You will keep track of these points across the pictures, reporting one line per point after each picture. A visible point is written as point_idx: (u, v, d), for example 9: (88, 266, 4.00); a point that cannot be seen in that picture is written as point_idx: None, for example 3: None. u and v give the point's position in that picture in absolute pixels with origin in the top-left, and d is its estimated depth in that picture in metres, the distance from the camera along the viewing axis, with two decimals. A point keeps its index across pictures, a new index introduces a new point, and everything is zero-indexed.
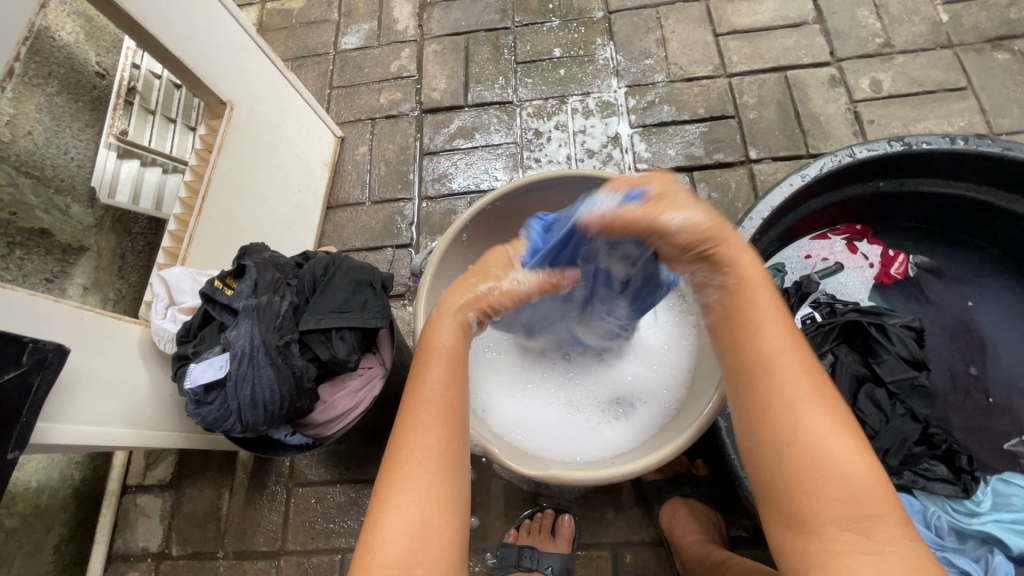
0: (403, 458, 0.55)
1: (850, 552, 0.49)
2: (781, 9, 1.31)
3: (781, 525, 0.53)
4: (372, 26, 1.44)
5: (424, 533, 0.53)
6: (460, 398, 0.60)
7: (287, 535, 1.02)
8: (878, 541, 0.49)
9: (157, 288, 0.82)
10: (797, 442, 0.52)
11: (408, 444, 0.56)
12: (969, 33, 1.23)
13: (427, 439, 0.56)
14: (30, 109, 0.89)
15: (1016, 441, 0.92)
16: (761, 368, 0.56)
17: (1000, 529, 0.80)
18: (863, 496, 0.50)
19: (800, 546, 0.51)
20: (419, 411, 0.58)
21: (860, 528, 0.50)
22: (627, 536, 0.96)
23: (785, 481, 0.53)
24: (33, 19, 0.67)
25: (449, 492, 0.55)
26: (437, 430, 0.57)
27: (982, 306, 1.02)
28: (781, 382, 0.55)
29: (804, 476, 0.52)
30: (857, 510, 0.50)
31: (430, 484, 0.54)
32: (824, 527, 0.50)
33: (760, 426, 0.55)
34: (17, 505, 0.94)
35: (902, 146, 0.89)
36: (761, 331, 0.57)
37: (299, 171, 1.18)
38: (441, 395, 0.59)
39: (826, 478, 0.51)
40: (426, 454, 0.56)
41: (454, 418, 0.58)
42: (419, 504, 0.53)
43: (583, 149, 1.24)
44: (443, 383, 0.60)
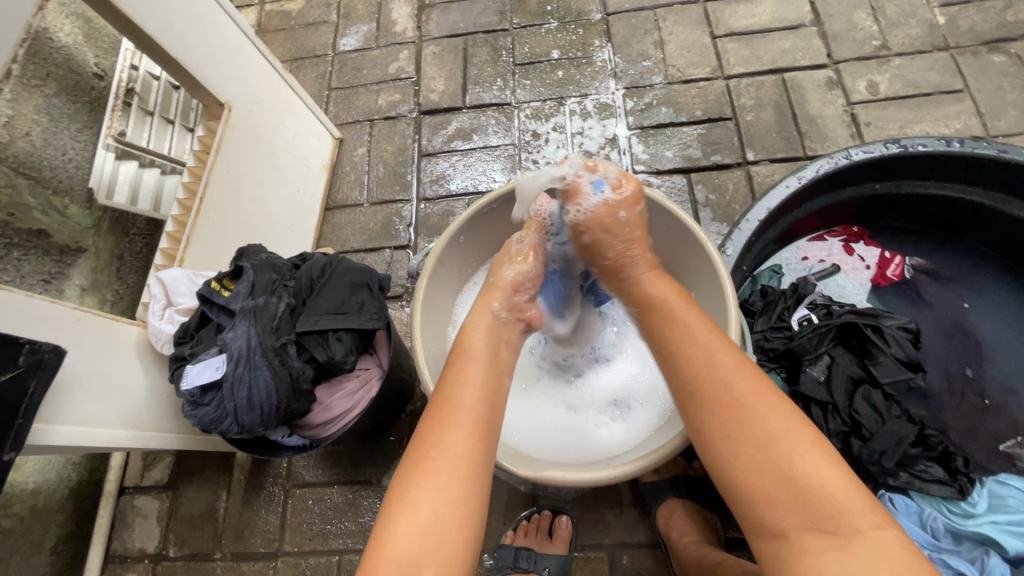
0: (423, 457, 0.56)
1: (818, 551, 0.50)
2: (778, 11, 1.32)
3: (755, 529, 0.54)
4: (371, 28, 1.44)
5: (438, 531, 0.53)
6: (488, 405, 0.61)
7: (284, 536, 1.02)
8: (846, 537, 0.50)
9: (154, 289, 0.82)
10: (749, 451, 0.55)
11: (427, 444, 0.57)
12: (965, 36, 1.23)
13: (451, 439, 0.57)
14: (28, 110, 0.89)
15: (1011, 442, 0.93)
16: (700, 377, 0.60)
17: (995, 531, 0.80)
18: (828, 497, 0.51)
19: (775, 553, 0.53)
20: (438, 412, 0.59)
21: (826, 526, 0.51)
22: (624, 537, 0.96)
23: (741, 484, 0.55)
24: (31, 21, 0.67)
25: (467, 492, 0.55)
26: (463, 433, 0.58)
27: (978, 307, 1.03)
28: (722, 387, 0.58)
29: (757, 475, 0.54)
30: (817, 509, 0.51)
31: (450, 483, 0.55)
32: (789, 530, 0.52)
33: (707, 433, 0.58)
34: (14, 506, 0.94)
35: (898, 148, 0.90)
36: (696, 340, 0.62)
37: (297, 173, 1.18)
38: (469, 401, 0.60)
39: (780, 477, 0.53)
40: (448, 453, 0.56)
41: (477, 420, 0.59)
42: (438, 502, 0.54)
43: (581, 150, 1.24)
44: (474, 389, 0.62)
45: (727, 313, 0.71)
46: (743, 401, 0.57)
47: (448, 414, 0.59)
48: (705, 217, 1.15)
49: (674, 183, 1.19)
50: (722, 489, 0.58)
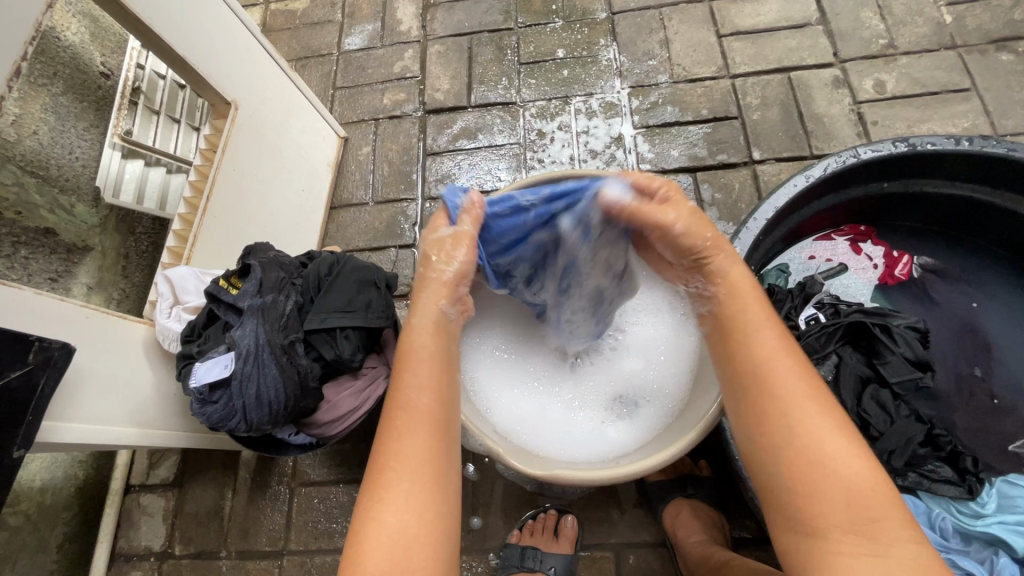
0: (383, 468, 0.56)
1: (851, 553, 0.50)
2: (784, 10, 1.31)
3: (787, 526, 0.54)
4: (376, 27, 1.44)
5: (408, 541, 0.53)
6: (443, 402, 0.60)
7: (290, 535, 1.02)
8: (881, 543, 0.50)
9: (161, 287, 0.81)
10: (800, 450, 0.54)
11: (389, 455, 0.56)
12: (973, 34, 1.23)
13: (408, 447, 0.57)
14: (36, 108, 0.90)
15: (1021, 442, 0.92)
16: (758, 372, 0.58)
17: (1005, 531, 0.79)
18: (870, 501, 0.51)
19: (807, 550, 0.52)
20: (395, 421, 0.58)
21: (862, 529, 0.50)
22: (630, 537, 0.96)
23: (786, 483, 0.54)
24: (39, 18, 0.67)
25: (431, 498, 0.55)
26: (421, 438, 0.57)
27: (987, 307, 1.02)
28: (777, 383, 0.57)
29: (802, 477, 0.53)
30: (856, 512, 0.51)
31: (415, 491, 0.55)
32: (828, 530, 0.51)
33: (760, 431, 0.57)
34: (22, 504, 0.94)
35: (907, 146, 0.89)
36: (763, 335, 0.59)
37: (303, 172, 1.18)
38: (421, 402, 0.59)
39: (824, 479, 0.52)
40: (406, 463, 0.56)
41: (434, 426, 0.58)
42: (403, 510, 0.54)
43: (586, 149, 1.24)
44: (426, 388, 0.60)
45: None
46: (797, 403, 0.55)
47: (406, 422, 0.58)
48: (712, 216, 1.15)
49: (680, 182, 1.18)
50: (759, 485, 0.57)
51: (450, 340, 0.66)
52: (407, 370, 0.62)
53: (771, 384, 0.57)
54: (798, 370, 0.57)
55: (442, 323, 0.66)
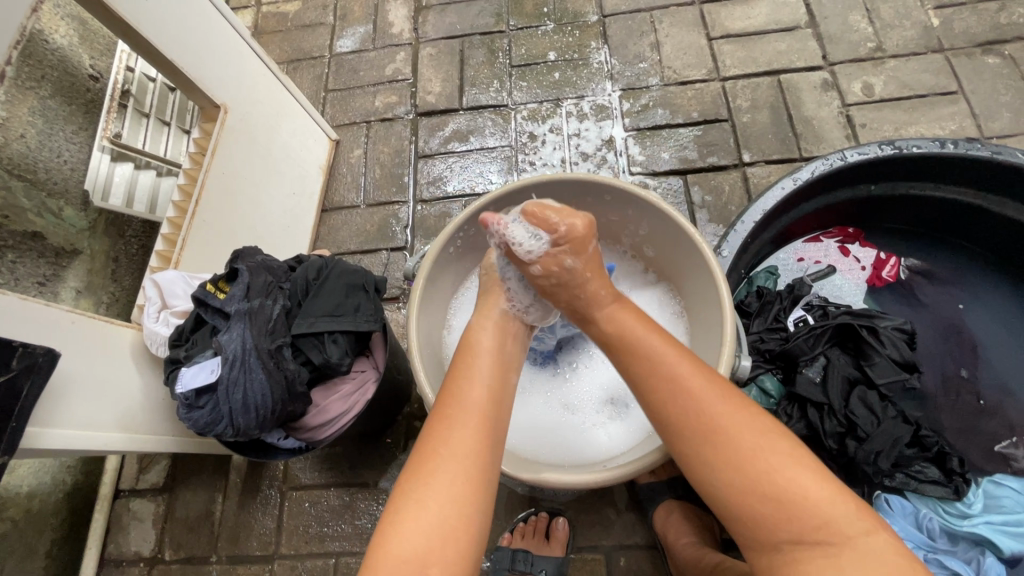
0: (429, 454, 0.55)
1: (812, 557, 0.51)
2: (774, 13, 1.32)
3: (752, 549, 0.55)
4: (368, 30, 1.44)
5: (445, 531, 0.52)
6: (494, 404, 0.61)
7: (281, 539, 1.02)
8: (837, 545, 0.51)
9: (150, 291, 0.82)
10: (731, 468, 0.55)
11: (434, 443, 0.56)
12: (960, 38, 1.24)
13: (456, 438, 0.56)
14: (24, 111, 0.89)
15: (1006, 443, 0.93)
16: (674, 395, 0.59)
17: (991, 531, 0.80)
18: (810, 504, 0.52)
19: (778, 563, 0.53)
20: (440, 413, 0.59)
21: (815, 538, 0.51)
22: (621, 539, 0.96)
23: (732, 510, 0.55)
24: (25, 23, 0.67)
25: (474, 490, 0.54)
26: (467, 430, 0.57)
27: (972, 309, 1.03)
28: (694, 408, 0.58)
29: (745, 495, 0.54)
30: (810, 518, 0.52)
31: (457, 482, 0.54)
32: (780, 541, 0.53)
33: (693, 458, 0.57)
34: (9, 510, 0.93)
35: (893, 150, 0.90)
36: (659, 361, 0.61)
37: (294, 174, 1.17)
38: (473, 397, 0.60)
39: (762, 489, 0.53)
40: (455, 453, 0.55)
41: (483, 421, 0.58)
42: (446, 501, 0.53)
43: (577, 152, 1.24)
44: (478, 385, 0.61)
45: (725, 317, 0.71)
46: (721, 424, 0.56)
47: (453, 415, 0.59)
48: (702, 218, 1.15)
49: (671, 184, 1.19)
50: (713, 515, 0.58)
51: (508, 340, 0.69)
52: (463, 367, 0.63)
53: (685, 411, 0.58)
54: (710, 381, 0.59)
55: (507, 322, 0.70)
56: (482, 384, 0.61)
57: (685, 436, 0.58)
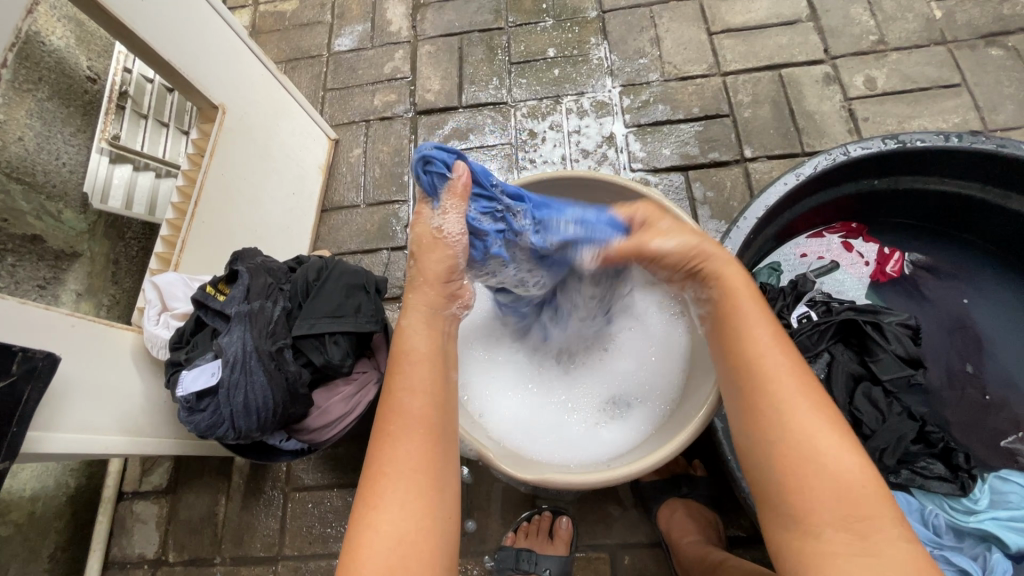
0: (379, 475, 0.53)
1: (845, 552, 0.49)
2: (774, 6, 1.31)
3: (779, 526, 0.53)
4: (366, 28, 1.43)
5: (406, 551, 0.50)
6: (435, 406, 0.58)
7: (284, 540, 1.02)
8: (873, 543, 0.49)
9: (150, 293, 0.81)
10: (795, 441, 0.53)
11: (383, 461, 0.54)
12: (963, 30, 1.23)
13: (400, 454, 0.54)
14: (21, 114, 0.89)
15: (1013, 438, 0.92)
16: (755, 365, 0.57)
17: (999, 528, 0.79)
18: (861, 497, 0.50)
19: (801, 548, 0.51)
20: (385, 427, 0.56)
21: (857, 525, 0.50)
22: (626, 537, 0.96)
23: (777, 473, 0.53)
24: (20, 25, 0.67)
25: (427, 506, 0.53)
26: (414, 444, 0.55)
27: (978, 303, 1.02)
28: (774, 380, 0.56)
29: (798, 472, 0.52)
30: (850, 511, 0.50)
31: (410, 500, 0.52)
32: (821, 527, 0.50)
33: (756, 425, 0.56)
34: (12, 513, 0.93)
35: (896, 144, 0.89)
36: (752, 327, 0.59)
37: (293, 174, 1.17)
38: (415, 407, 0.57)
39: (817, 471, 0.52)
40: (402, 468, 0.53)
41: (430, 431, 0.56)
42: (400, 518, 0.51)
43: (577, 149, 1.23)
44: (421, 392, 0.58)
45: None
46: (785, 386, 0.56)
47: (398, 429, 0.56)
48: (703, 215, 1.15)
49: (672, 181, 1.18)
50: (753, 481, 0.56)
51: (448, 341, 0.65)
52: (397, 377, 0.59)
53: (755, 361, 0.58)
54: (790, 360, 0.57)
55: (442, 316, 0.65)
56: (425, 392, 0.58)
57: (756, 402, 0.56)
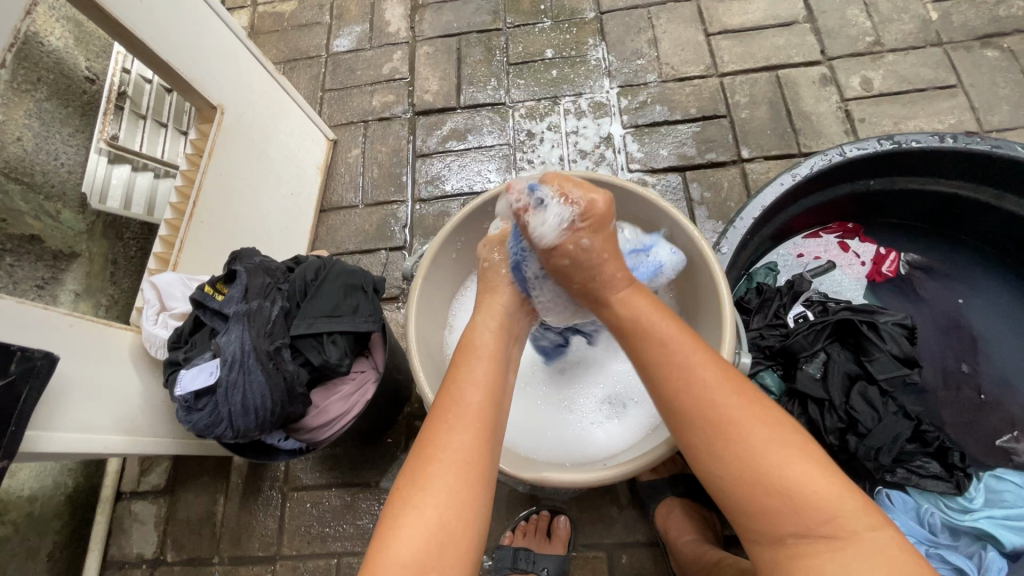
0: (431, 457, 0.54)
1: (813, 554, 0.50)
2: (771, 8, 1.32)
3: (750, 539, 0.54)
4: (364, 29, 1.44)
5: (449, 534, 0.51)
6: (493, 404, 0.59)
7: (283, 539, 1.02)
8: (840, 539, 0.50)
9: (147, 293, 0.82)
10: (738, 461, 0.53)
11: (435, 448, 0.54)
12: (959, 31, 1.23)
13: (454, 441, 0.55)
14: (19, 114, 0.89)
15: (1007, 437, 0.93)
16: (679, 389, 0.57)
17: (992, 526, 0.80)
18: (817, 503, 0.51)
19: (776, 553, 0.52)
20: (441, 415, 0.56)
21: (820, 531, 0.50)
22: (623, 536, 0.96)
23: (734, 493, 0.53)
24: (18, 25, 0.67)
25: (471, 496, 0.53)
26: (473, 432, 0.56)
27: (973, 303, 1.03)
28: (701, 400, 0.55)
29: (752, 488, 0.52)
30: (804, 513, 0.51)
31: (458, 488, 0.53)
32: (784, 535, 0.51)
33: (701, 451, 0.55)
34: (11, 512, 0.94)
35: (892, 144, 0.89)
36: (671, 349, 0.59)
37: (291, 175, 1.17)
38: (473, 397, 0.58)
39: (771, 485, 0.52)
40: (455, 456, 0.54)
41: (483, 424, 0.57)
42: (445, 503, 0.52)
43: (575, 150, 1.24)
44: (483, 386, 0.59)
45: (724, 314, 0.71)
46: (707, 392, 0.56)
47: (452, 418, 0.56)
48: (701, 215, 1.15)
49: (669, 182, 1.18)
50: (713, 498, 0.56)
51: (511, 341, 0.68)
52: (462, 367, 0.61)
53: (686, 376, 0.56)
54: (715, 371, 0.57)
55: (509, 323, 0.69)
56: (486, 380, 0.60)
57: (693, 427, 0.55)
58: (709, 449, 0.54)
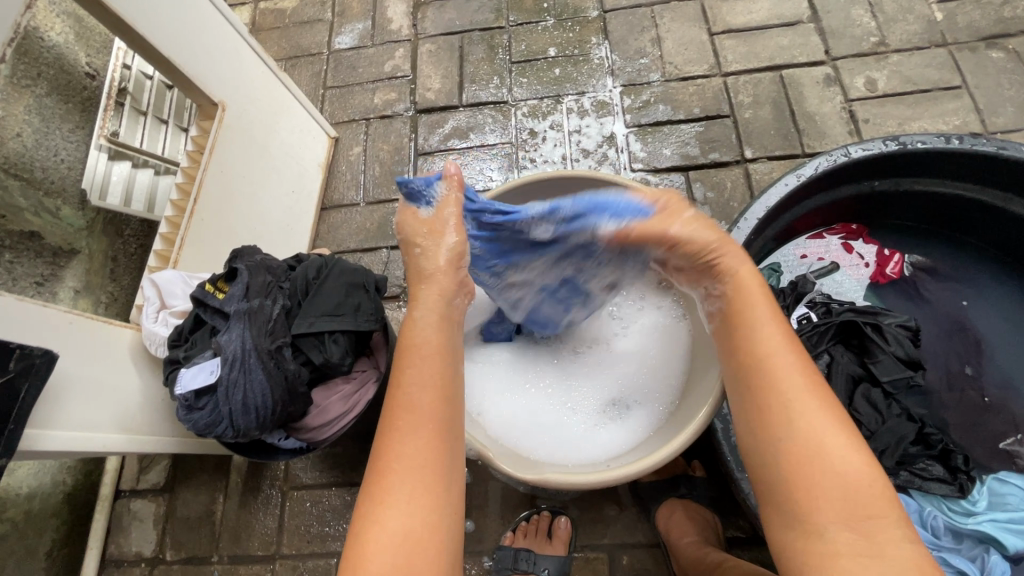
0: (386, 471, 0.53)
1: (849, 553, 0.49)
2: (776, 7, 1.31)
3: (781, 527, 0.53)
4: (366, 26, 1.43)
5: (414, 542, 0.50)
6: (443, 403, 0.56)
7: (282, 539, 1.01)
8: (878, 544, 0.49)
9: (148, 291, 0.81)
10: (804, 448, 0.53)
11: (388, 458, 0.53)
12: (964, 32, 1.23)
13: (406, 449, 0.53)
14: (19, 110, 0.88)
15: (1011, 440, 0.92)
16: (768, 372, 0.56)
17: (996, 529, 0.80)
18: (864, 500, 0.51)
19: (805, 548, 0.51)
20: (388, 423, 0.55)
21: (858, 528, 0.50)
22: (624, 537, 0.96)
23: (785, 480, 0.53)
24: (18, 20, 0.66)
25: (435, 502, 0.52)
26: (422, 437, 0.54)
27: (976, 305, 1.02)
28: (781, 385, 0.55)
29: (808, 477, 0.52)
30: (852, 508, 0.50)
31: (416, 497, 0.52)
32: (825, 528, 0.51)
33: (767, 433, 0.55)
34: (9, 511, 0.93)
35: (897, 145, 0.89)
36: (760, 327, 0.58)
37: (292, 172, 1.17)
38: (421, 401, 0.55)
39: (828, 476, 0.51)
40: (409, 465, 0.53)
41: (434, 427, 0.55)
42: (407, 515, 0.51)
43: (578, 149, 1.23)
44: (426, 387, 0.56)
45: None
46: (789, 380, 0.56)
47: (403, 424, 0.55)
48: (703, 215, 1.15)
49: (672, 181, 1.18)
50: (760, 483, 0.56)
51: (453, 330, 0.62)
52: (405, 368, 0.58)
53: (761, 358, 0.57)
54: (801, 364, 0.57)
55: (449, 308, 0.63)
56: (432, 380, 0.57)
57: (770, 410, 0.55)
58: (766, 434, 0.55)
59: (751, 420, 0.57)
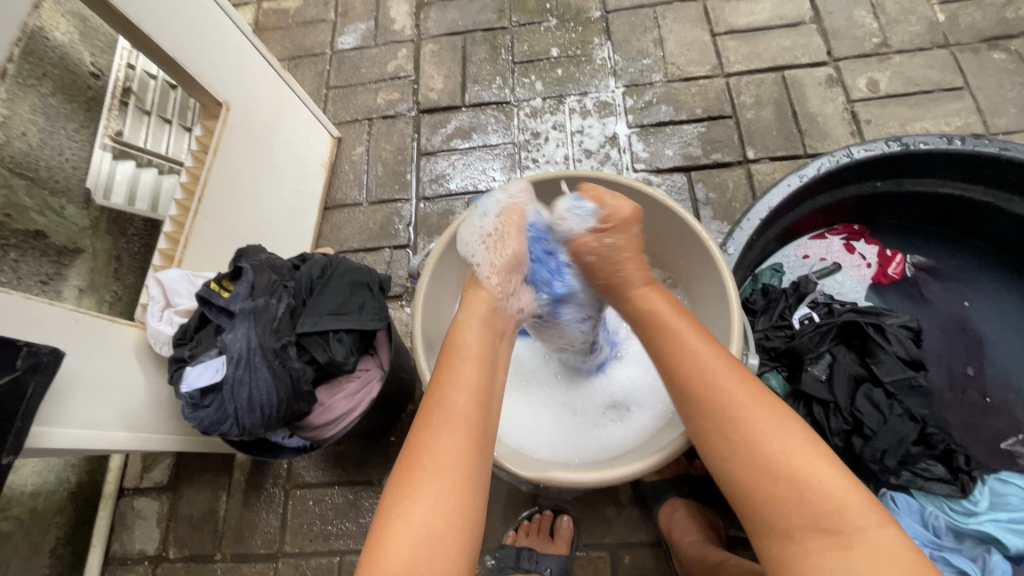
0: (418, 467, 0.54)
1: (820, 551, 0.52)
2: (778, 8, 1.31)
3: (761, 538, 0.55)
4: (369, 26, 1.43)
5: (438, 539, 0.51)
6: (481, 408, 0.59)
7: (285, 537, 1.02)
8: (848, 538, 0.51)
9: (153, 291, 0.82)
10: (758, 462, 0.55)
11: (421, 454, 0.55)
12: (965, 33, 1.23)
13: (440, 448, 0.55)
14: (25, 109, 0.88)
15: (1012, 440, 0.93)
16: (707, 393, 0.59)
17: (997, 529, 0.80)
18: (826, 501, 0.53)
19: (784, 555, 0.53)
20: (427, 418, 0.57)
21: (825, 527, 0.52)
22: (626, 536, 0.96)
23: (751, 493, 0.55)
24: (26, 20, 0.67)
25: (461, 502, 0.53)
26: (456, 438, 0.56)
27: (978, 305, 1.03)
28: (728, 401, 0.58)
29: (769, 486, 0.54)
30: (814, 510, 0.52)
31: (448, 494, 0.53)
32: (792, 531, 0.53)
33: (722, 451, 0.57)
34: (13, 508, 0.94)
35: (900, 146, 0.89)
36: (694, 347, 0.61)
37: (296, 172, 1.17)
38: (460, 403, 0.58)
39: (786, 483, 0.54)
40: (440, 464, 0.54)
41: (470, 429, 0.57)
42: (434, 512, 0.52)
43: (580, 149, 1.23)
44: (466, 390, 0.59)
45: (731, 312, 0.71)
46: (736, 399, 0.58)
47: (439, 421, 0.57)
48: (706, 216, 1.15)
49: (674, 181, 1.18)
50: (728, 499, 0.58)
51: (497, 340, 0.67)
52: (449, 369, 0.61)
53: (705, 384, 0.59)
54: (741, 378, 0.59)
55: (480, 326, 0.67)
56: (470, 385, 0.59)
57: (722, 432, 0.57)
58: (721, 455, 0.57)
59: (708, 445, 0.59)
